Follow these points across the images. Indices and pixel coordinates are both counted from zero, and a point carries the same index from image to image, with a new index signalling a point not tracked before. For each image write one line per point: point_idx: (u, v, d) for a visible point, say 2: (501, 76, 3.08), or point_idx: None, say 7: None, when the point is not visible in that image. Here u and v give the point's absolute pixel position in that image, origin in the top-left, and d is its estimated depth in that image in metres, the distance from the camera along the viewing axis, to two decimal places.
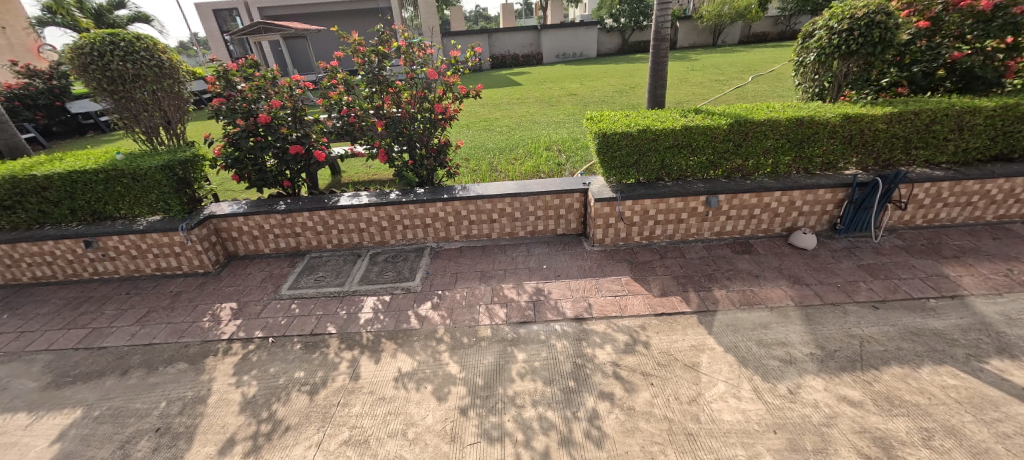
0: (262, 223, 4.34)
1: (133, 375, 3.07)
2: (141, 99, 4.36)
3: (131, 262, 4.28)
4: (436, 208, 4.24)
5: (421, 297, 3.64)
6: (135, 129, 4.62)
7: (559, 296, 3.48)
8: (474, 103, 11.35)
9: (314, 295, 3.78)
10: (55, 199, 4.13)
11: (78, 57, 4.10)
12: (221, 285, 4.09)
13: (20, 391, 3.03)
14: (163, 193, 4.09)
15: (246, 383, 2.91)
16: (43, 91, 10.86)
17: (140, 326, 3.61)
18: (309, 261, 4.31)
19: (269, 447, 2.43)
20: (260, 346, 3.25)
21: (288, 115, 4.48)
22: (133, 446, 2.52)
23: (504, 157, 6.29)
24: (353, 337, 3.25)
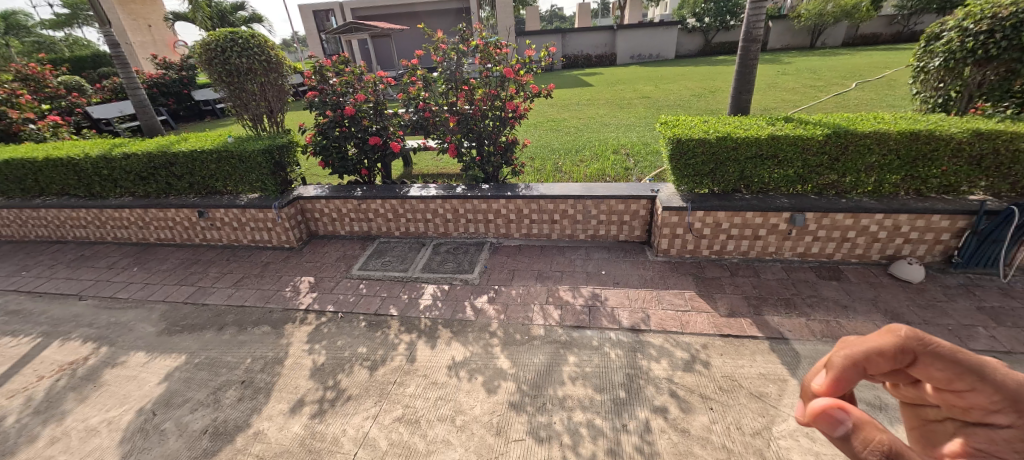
0: (341, 207, 4.70)
1: (227, 331, 3.50)
2: (250, 90, 4.93)
3: (232, 232, 4.87)
4: (499, 204, 4.32)
5: (478, 290, 3.74)
6: (243, 117, 5.22)
7: (616, 303, 3.39)
8: (544, 103, 11.38)
9: (380, 278, 4.03)
10: (179, 173, 4.80)
11: (205, 53, 4.71)
12: (302, 260, 4.50)
13: (142, 333, 3.59)
14: (261, 174, 4.59)
15: (317, 351, 3.18)
16: (175, 81, 12.67)
17: (235, 289, 4.09)
18: (378, 246, 4.60)
19: (332, 413, 2.64)
20: (331, 319, 3.54)
21: (371, 108, 4.80)
22: (222, 393, 2.87)
23: (570, 158, 6.23)
24: (413, 320, 3.42)
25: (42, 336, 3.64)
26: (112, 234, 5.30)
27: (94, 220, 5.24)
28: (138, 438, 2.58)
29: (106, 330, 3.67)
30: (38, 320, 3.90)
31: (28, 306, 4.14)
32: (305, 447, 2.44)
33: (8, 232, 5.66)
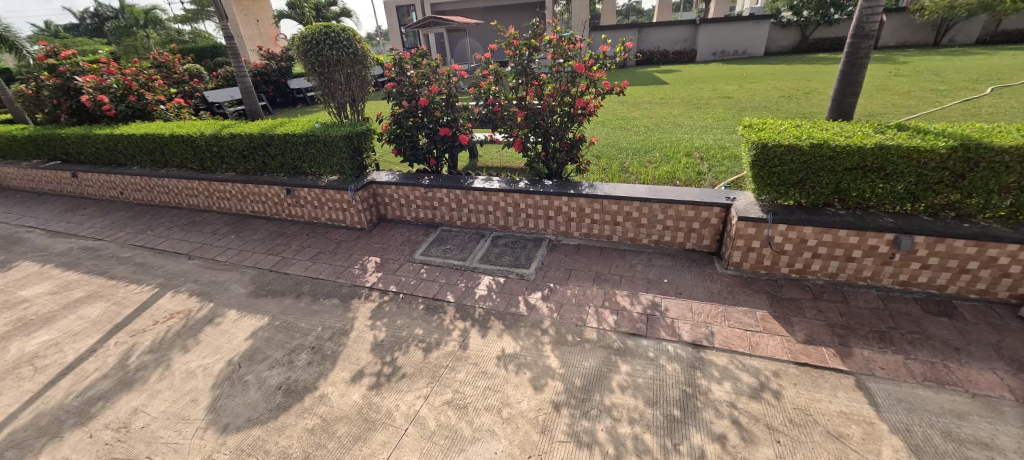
0: (409, 193, 4.93)
1: (303, 300, 3.84)
2: (337, 80, 5.31)
3: (313, 211, 5.31)
4: (561, 201, 4.28)
5: (532, 285, 3.74)
6: (330, 105, 5.65)
7: (677, 314, 3.21)
8: (614, 100, 11.06)
9: (440, 265, 4.18)
10: (273, 154, 5.33)
11: (301, 45, 5.15)
12: (371, 241, 4.80)
13: (235, 293, 4.05)
14: (341, 159, 4.95)
15: (378, 328, 3.39)
16: (275, 70, 14.07)
17: (312, 262, 4.47)
18: (440, 233, 4.77)
19: (388, 388, 2.80)
20: (393, 299, 3.74)
21: (443, 100, 4.96)
22: (295, 356, 3.16)
23: (638, 158, 5.99)
24: (468, 309, 3.51)
25: (158, 288, 4.24)
26: (217, 204, 6.03)
27: (204, 191, 5.99)
28: (226, 386, 2.92)
29: (206, 287, 4.20)
30: (156, 273, 4.55)
31: (150, 260, 4.85)
32: (362, 415, 2.61)
33: (139, 196, 6.65)
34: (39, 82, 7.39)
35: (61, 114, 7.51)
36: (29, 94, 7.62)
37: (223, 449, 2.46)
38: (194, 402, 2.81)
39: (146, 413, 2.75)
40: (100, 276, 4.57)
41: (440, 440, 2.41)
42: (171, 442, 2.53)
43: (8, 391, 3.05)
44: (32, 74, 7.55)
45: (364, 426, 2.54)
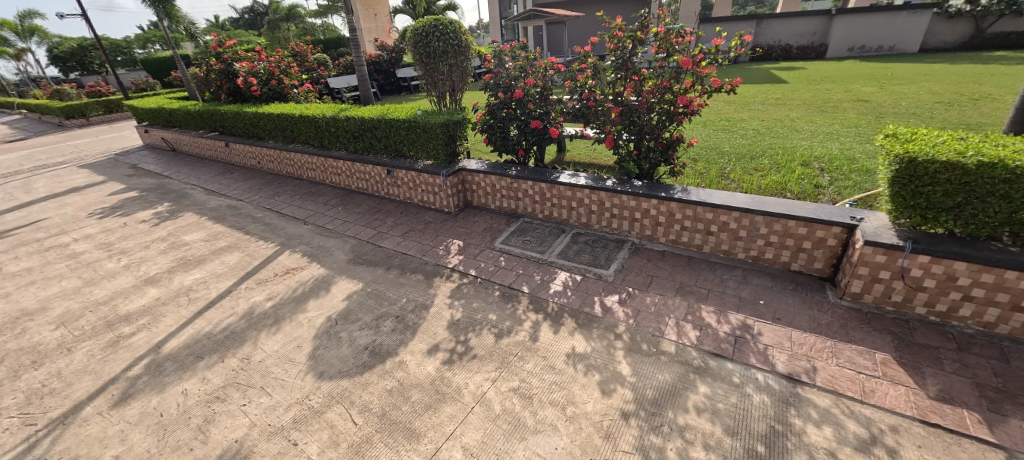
0: (496, 182, 5.06)
1: (392, 272, 4.18)
2: (441, 70, 5.62)
3: (408, 192, 5.72)
4: (649, 204, 4.07)
5: (609, 287, 3.63)
6: (432, 93, 6.00)
7: (772, 341, 2.89)
8: (720, 99, 10.18)
9: (518, 255, 4.25)
10: (380, 136, 5.84)
11: (413, 37, 5.52)
12: (456, 224, 5.04)
13: (337, 258, 4.55)
14: (437, 144, 5.25)
15: (455, 307, 3.56)
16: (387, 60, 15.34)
17: (403, 238, 4.84)
18: (521, 224, 4.84)
19: (459, 365, 2.94)
20: (471, 282, 3.90)
21: (538, 93, 4.99)
22: (382, 322, 3.46)
23: (741, 164, 5.46)
24: (541, 302, 3.53)
25: (279, 246, 4.93)
26: (329, 179, 6.79)
27: (320, 166, 6.79)
28: (324, 338, 3.31)
29: (316, 250, 4.77)
30: (279, 233, 5.28)
31: (275, 222, 5.64)
32: (434, 386, 2.79)
33: (271, 167, 7.75)
34: (209, 67, 8.93)
35: (222, 94, 9.01)
36: (201, 76, 9.27)
37: (318, 393, 2.80)
38: (298, 348, 3.23)
39: (263, 351, 3.23)
40: (238, 231, 5.44)
41: (503, 424, 2.48)
42: (279, 378, 2.94)
43: (170, 315, 3.79)
44: (204, 60, 9.15)
45: (435, 397, 2.71)
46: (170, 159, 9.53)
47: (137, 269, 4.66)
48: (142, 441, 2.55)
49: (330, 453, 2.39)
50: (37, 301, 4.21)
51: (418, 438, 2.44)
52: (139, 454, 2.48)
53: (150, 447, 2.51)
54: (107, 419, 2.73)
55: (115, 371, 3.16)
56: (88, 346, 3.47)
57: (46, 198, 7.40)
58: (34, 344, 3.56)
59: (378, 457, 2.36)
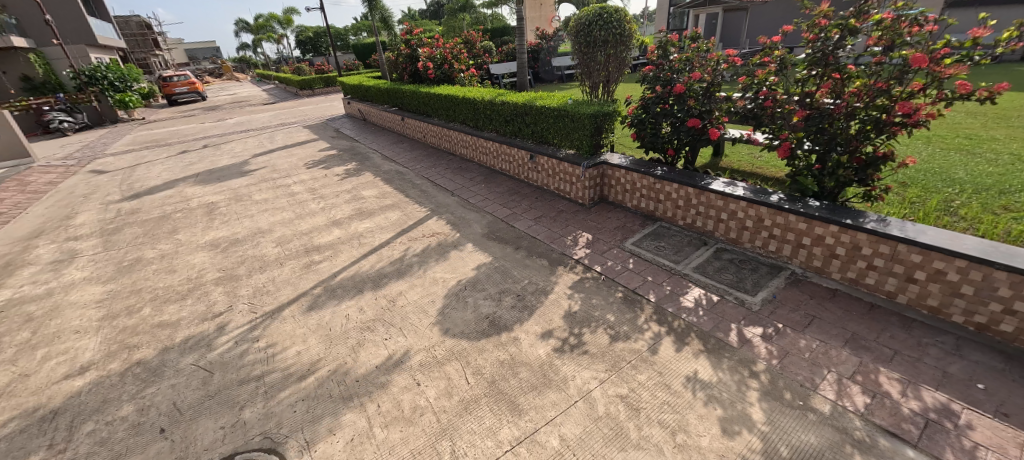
0: (637, 181, 4.82)
1: (520, 253, 4.37)
2: (598, 59, 5.51)
3: (546, 178, 5.86)
4: (825, 230, 3.37)
5: (752, 317, 3.17)
6: (585, 83, 5.91)
7: (985, 440, 2.17)
8: (959, 110, 7.78)
9: (649, 260, 4.00)
10: (530, 122, 6.10)
11: (576, 26, 5.54)
12: (588, 218, 4.99)
13: (474, 230, 4.96)
14: (583, 134, 5.21)
15: (575, 299, 3.56)
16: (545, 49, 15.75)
17: (535, 222, 5.00)
18: (657, 228, 4.53)
19: (570, 357, 2.95)
20: (594, 278, 3.83)
21: (703, 89, 4.50)
22: (504, 297, 3.67)
23: (980, 198, 4.11)
24: (666, 315, 3.28)
25: (429, 211, 5.59)
26: (478, 157, 7.38)
27: (472, 145, 7.41)
28: (453, 300, 3.67)
29: (458, 220, 5.27)
30: (430, 200, 5.98)
31: (429, 190, 6.40)
32: (543, 370, 2.86)
33: (433, 142, 8.77)
34: (399, 51, 10.45)
35: (405, 75, 10.47)
36: (392, 60, 10.91)
37: (442, 346, 3.13)
38: (432, 303, 3.65)
39: (405, 298, 3.74)
40: (401, 193, 6.34)
41: (604, 428, 2.41)
42: (414, 325, 3.38)
43: (345, 252, 4.67)
44: (397, 46, 10.73)
45: (541, 380, 2.78)
46: (361, 127, 11.55)
47: (329, 212, 5.83)
48: (315, 345, 3.23)
49: (444, 401, 2.67)
50: (266, 224, 5.62)
51: (520, 413, 2.55)
52: (311, 355, 3.14)
53: (319, 351, 3.17)
54: (295, 322, 3.53)
55: (305, 287, 4.04)
56: (292, 264, 4.51)
57: (281, 148, 9.74)
58: (262, 255, 4.78)
59: (483, 418, 2.55)
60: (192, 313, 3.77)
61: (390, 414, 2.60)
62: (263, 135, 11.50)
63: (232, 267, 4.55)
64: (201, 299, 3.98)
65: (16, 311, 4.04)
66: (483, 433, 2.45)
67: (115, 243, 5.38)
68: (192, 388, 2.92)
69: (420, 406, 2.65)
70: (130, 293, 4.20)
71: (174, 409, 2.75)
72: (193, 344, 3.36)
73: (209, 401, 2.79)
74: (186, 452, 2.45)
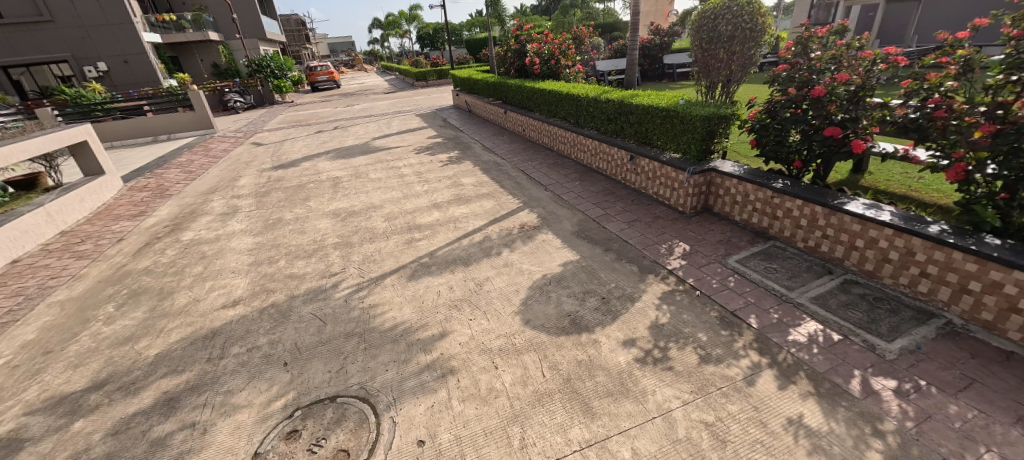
0: (751, 193, 4.33)
1: (609, 255, 4.24)
2: (720, 57, 5.03)
3: (645, 181, 5.58)
4: (1006, 277, 2.67)
5: (883, 366, 2.67)
6: (702, 82, 5.49)
7: None
8: None
9: (754, 281, 3.59)
10: (634, 121, 5.84)
11: (699, 20, 5.12)
12: (687, 227, 4.63)
13: (564, 227, 4.93)
14: (693, 138, 4.83)
15: (664, 312, 3.35)
16: (657, 45, 14.90)
17: (628, 226, 4.81)
18: (768, 248, 4.04)
19: (653, 370, 2.80)
20: (688, 292, 3.57)
21: (849, 92, 3.85)
22: (588, 297, 3.60)
23: None
24: (770, 345, 2.93)
25: (522, 203, 5.71)
26: (575, 154, 7.31)
27: (571, 142, 7.35)
28: (536, 292, 3.71)
29: (549, 215, 5.30)
30: (524, 193, 6.10)
31: (524, 183, 6.53)
32: (621, 378, 2.76)
33: (532, 136, 8.90)
34: (509, 47, 10.76)
35: (512, 70, 10.75)
36: (501, 54, 11.26)
37: (521, 335, 3.20)
38: (516, 292, 3.73)
39: (491, 284, 3.88)
40: (497, 183, 6.57)
41: (683, 452, 2.26)
42: (497, 310, 3.50)
43: (441, 233, 4.99)
44: (507, 41, 11.03)
45: (618, 388, 2.69)
46: (466, 118, 12.16)
47: (431, 195, 6.28)
48: (408, 314, 3.53)
49: (519, 388, 2.74)
50: (378, 200, 6.25)
51: (593, 417, 2.50)
52: (404, 322, 3.44)
53: (411, 320, 3.46)
54: (394, 291, 3.89)
55: (405, 261, 4.42)
56: (396, 238, 4.96)
57: (396, 134, 10.72)
58: (372, 227, 5.34)
59: (555, 412, 2.56)
60: (314, 270, 4.38)
61: (467, 390, 2.75)
62: (382, 120, 12.77)
63: (348, 235, 5.17)
64: (322, 259, 4.59)
65: (194, 249, 5.08)
66: (553, 427, 2.46)
67: (264, 204, 6.46)
68: (309, 333, 3.40)
69: (495, 389, 2.74)
70: (271, 246, 5.01)
71: (294, 348, 3.23)
72: (312, 297, 3.89)
73: (321, 347, 3.23)
74: (300, 386, 2.87)
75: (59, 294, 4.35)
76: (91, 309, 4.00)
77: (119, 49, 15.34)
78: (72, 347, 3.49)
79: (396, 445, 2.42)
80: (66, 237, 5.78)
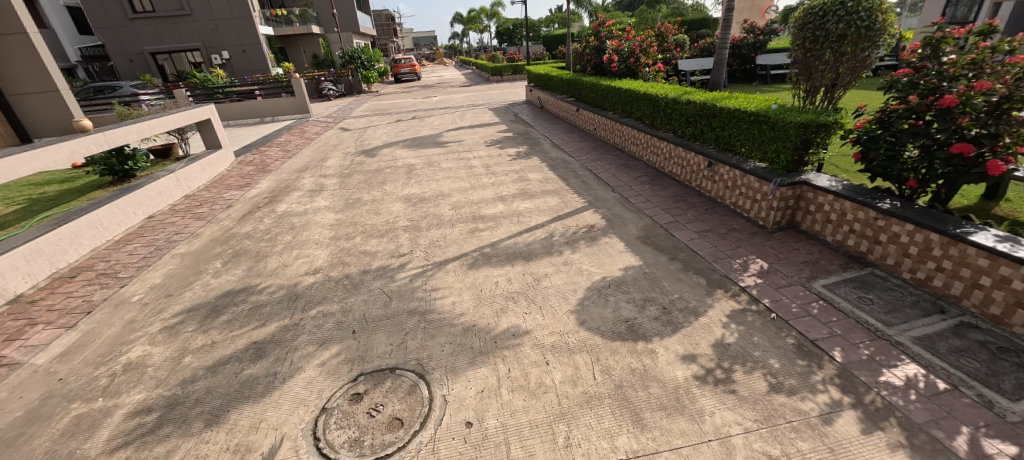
0: (849, 212, 3.85)
1: (675, 264, 4.04)
2: (825, 58, 4.53)
3: (723, 190, 5.22)
4: None
5: (1002, 428, 2.27)
6: (800, 86, 5.00)
7: None
8: None
9: (843, 311, 3.21)
10: (716, 126, 5.48)
11: (805, 17, 4.64)
12: (767, 242, 4.26)
13: (629, 231, 4.78)
14: (783, 146, 4.41)
15: (731, 331, 3.13)
16: (750, 44, 13.72)
17: (699, 236, 4.54)
18: (864, 275, 3.58)
19: (712, 390, 2.63)
20: (761, 313, 3.29)
21: (989, 104, 3.26)
22: (649, 305, 3.47)
23: None
24: (855, 383, 2.62)
25: (587, 203, 5.61)
26: (648, 157, 7.04)
27: (644, 144, 7.07)
28: (595, 294, 3.65)
29: (614, 217, 5.16)
30: (590, 192, 5.99)
31: (591, 182, 6.42)
32: (677, 393, 2.63)
33: (603, 135, 8.71)
34: (588, 43, 10.58)
35: (588, 67, 10.57)
36: (579, 51, 11.12)
37: (576, 335, 3.17)
38: (573, 291, 3.70)
39: (549, 280, 3.88)
40: (563, 180, 6.53)
41: None
42: (553, 307, 3.50)
43: (504, 226, 5.08)
44: (586, 37, 10.85)
45: (673, 402, 2.57)
46: (538, 114, 12.19)
47: (497, 187, 6.41)
48: (466, 300, 3.65)
49: (569, 387, 2.72)
50: (447, 189, 6.50)
51: (642, 428, 2.42)
52: (462, 307, 3.56)
53: (469, 306, 3.57)
54: (455, 277, 4.04)
55: (467, 249, 4.57)
56: (461, 227, 5.14)
57: (469, 126, 11.05)
58: (439, 214, 5.57)
59: (603, 416, 2.51)
60: (385, 249, 4.68)
61: (517, 381, 2.79)
62: (457, 113, 13.22)
63: (417, 219, 5.45)
64: (392, 240, 4.89)
65: (286, 220, 5.67)
66: (600, 431, 2.42)
67: (346, 184, 7.01)
68: (376, 306, 3.65)
69: (545, 384, 2.76)
70: (350, 224, 5.43)
71: (362, 319, 3.49)
72: (381, 274, 4.17)
73: (385, 320, 3.45)
74: (365, 354, 3.10)
75: (180, 247, 5.09)
76: (202, 264, 4.64)
77: (239, 40, 17.40)
78: (187, 293, 4.09)
79: (445, 423, 2.52)
80: (188, 200, 6.73)
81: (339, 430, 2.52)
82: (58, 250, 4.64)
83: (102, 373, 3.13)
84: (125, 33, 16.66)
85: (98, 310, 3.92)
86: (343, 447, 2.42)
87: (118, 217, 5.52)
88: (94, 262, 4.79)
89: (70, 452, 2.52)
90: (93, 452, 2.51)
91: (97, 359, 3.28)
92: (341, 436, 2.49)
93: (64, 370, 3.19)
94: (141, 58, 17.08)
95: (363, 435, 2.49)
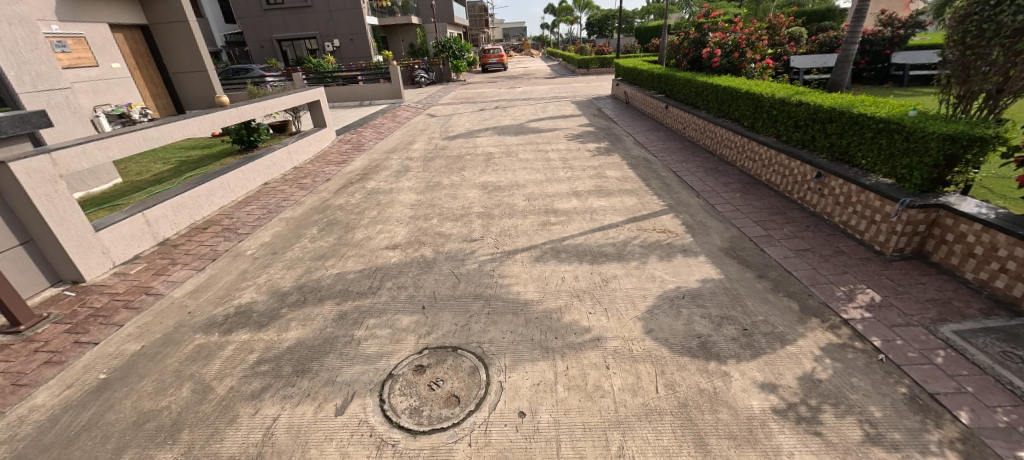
0: (1002, 247, 3.17)
1: (763, 284, 3.65)
2: (990, 57, 3.74)
3: (831, 206, 4.60)
4: None
5: None
6: (952, 90, 4.20)
7: None
8: None
9: (978, 366, 2.66)
10: (831, 132, 4.83)
11: (968, 7, 3.85)
12: (883, 271, 3.67)
13: (712, 241, 4.42)
14: (918, 161, 3.74)
15: (825, 366, 2.77)
16: (885, 39, 11.84)
17: (796, 255, 4.04)
18: (1013, 326, 2.93)
19: (792, 428, 2.36)
20: (866, 353, 2.85)
21: None
22: (727, 324, 3.18)
23: None
24: (985, 454, 2.17)
25: (668, 206, 5.29)
26: (742, 163, 6.44)
27: (740, 148, 6.48)
28: (666, 303, 3.43)
29: (696, 224, 4.81)
30: (672, 195, 5.64)
31: (673, 184, 6.03)
32: (750, 424, 2.39)
33: (693, 135, 8.14)
34: (686, 35, 9.91)
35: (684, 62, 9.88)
36: (675, 44, 10.44)
37: (641, 343, 3.02)
38: (642, 298, 3.52)
39: (618, 283, 3.74)
40: (643, 180, 6.23)
41: None
42: (619, 311, 3.36)
43: (576, 221, 5.00)
44: (684, 30, 10.16)
45: (744, 433, 2.35)
46: (623, 109, 11.73)
47: (573, 182, 6.30)
48: (531, 292, 3.66)
49: (627, 396, 2.61)
50: (523, 179, 6.56)
51: (706, 453, 2.25)
52: (528, 297, 3.59)
53: (532, 297, 3.58)
54: (522, 267, 4.07)
55: (537, 241, 4.57)
56: (532, 218, 5.15)
57: (550, 119, 11.00)
58: (512, 204, 5.64)
59: (662, 433, 2.38)
60: (459, 232, 4.86)
61: (574, 380, 2.74)
62: (540, 104, 13.22)
63: (491, 207, 5.56)
64: (465, 225, 5.06)
65: (373, 197, 6.11)
66: (657, 447, 2.30)
67: (429, 168, 7.39)
68: (446, 286, 3.81)
69: (602, 388, 2.68)
70: (428, 205, 5.71)
71: (432, 296, 3.68)
72: (452, 257, 4.32)
73: (452, 300, 3.60)
74: (432, 329, 3.26)
75: (286, 212, 5.75)
76: (303, 229, 5.20)
77: (349, 29, 19.00)
78: (287, 253, 4.61)
79: (500, 408, 2.57)
80: (296, 171, 7.56)
81: (401, 397, 2.68)
82: (196, 204, 5.50)
83: (219, 312, 3.66)
84: (259, 23, 19.11)
85: (220, 258, 4.59)
86: (404, 412, 2.58)
87: (242, 182, 6.38)
88: (221, 218, 5.59)
89: (192, 374, 3.00)
90: (208, 377, 2.96)
91: (216, 300, 3.85)
92: (403, 402, 2.65)
93: (192, 305, 3.80)
94: (270, 44, 19.50)
95: (422, 406, 2.62)
